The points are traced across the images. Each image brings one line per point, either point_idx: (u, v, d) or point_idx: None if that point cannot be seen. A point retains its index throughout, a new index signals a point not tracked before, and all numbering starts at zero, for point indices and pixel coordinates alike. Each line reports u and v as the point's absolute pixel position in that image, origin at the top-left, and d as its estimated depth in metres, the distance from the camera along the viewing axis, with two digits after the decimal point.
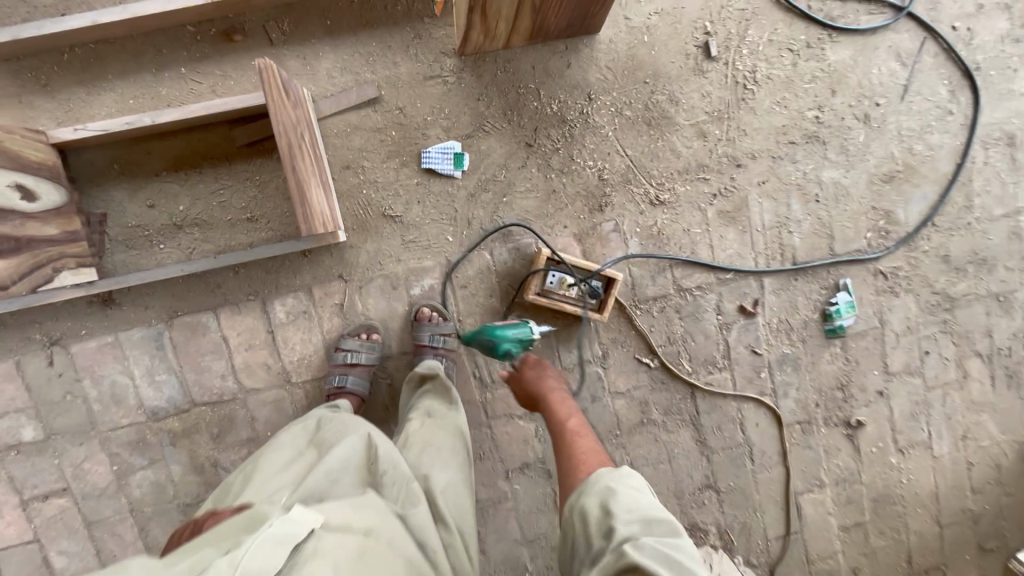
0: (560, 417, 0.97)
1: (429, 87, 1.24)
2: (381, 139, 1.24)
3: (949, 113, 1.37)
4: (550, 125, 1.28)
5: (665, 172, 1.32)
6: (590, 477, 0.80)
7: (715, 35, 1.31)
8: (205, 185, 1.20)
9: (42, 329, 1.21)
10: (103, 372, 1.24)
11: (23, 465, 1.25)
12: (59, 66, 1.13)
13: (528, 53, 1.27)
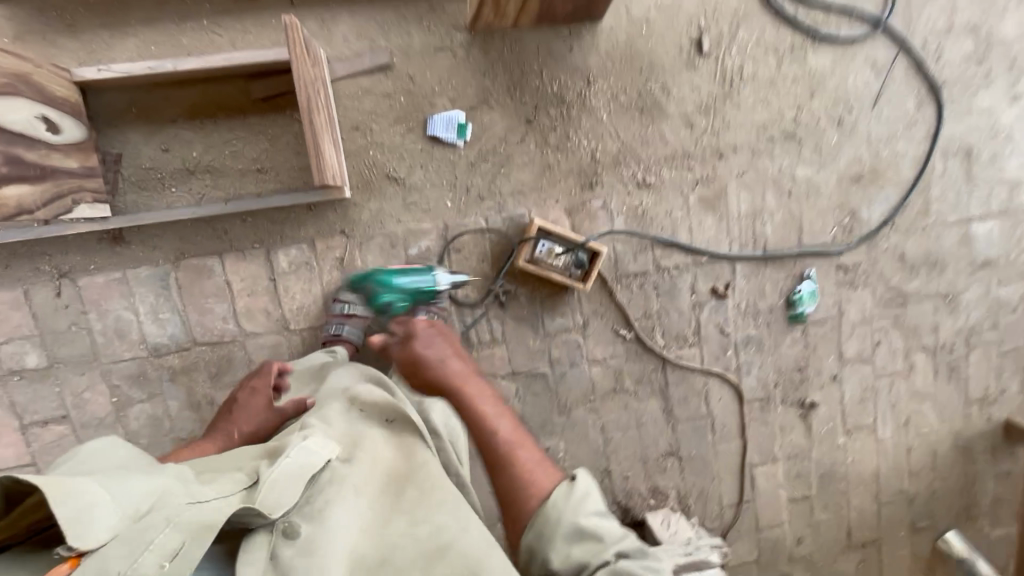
0: (489, 420, 0.95)
1: (438, 58, 1.32)
2: (390, 104, 1.31)
3: (914, 123, 1.49)
4: (550, 105, 1.37)
5: (653, 157, 1.42)
6: (550, 509, 0.79)
7: (708, 31, 1.40)
8: (219, 134, 1.26)
9: (51, 262, 1.27)
10: (108, 306, 1.30)
11: (24, 391, 1.30)
12: (84, 8, 1.18)
13: (534, 34, 1.35)
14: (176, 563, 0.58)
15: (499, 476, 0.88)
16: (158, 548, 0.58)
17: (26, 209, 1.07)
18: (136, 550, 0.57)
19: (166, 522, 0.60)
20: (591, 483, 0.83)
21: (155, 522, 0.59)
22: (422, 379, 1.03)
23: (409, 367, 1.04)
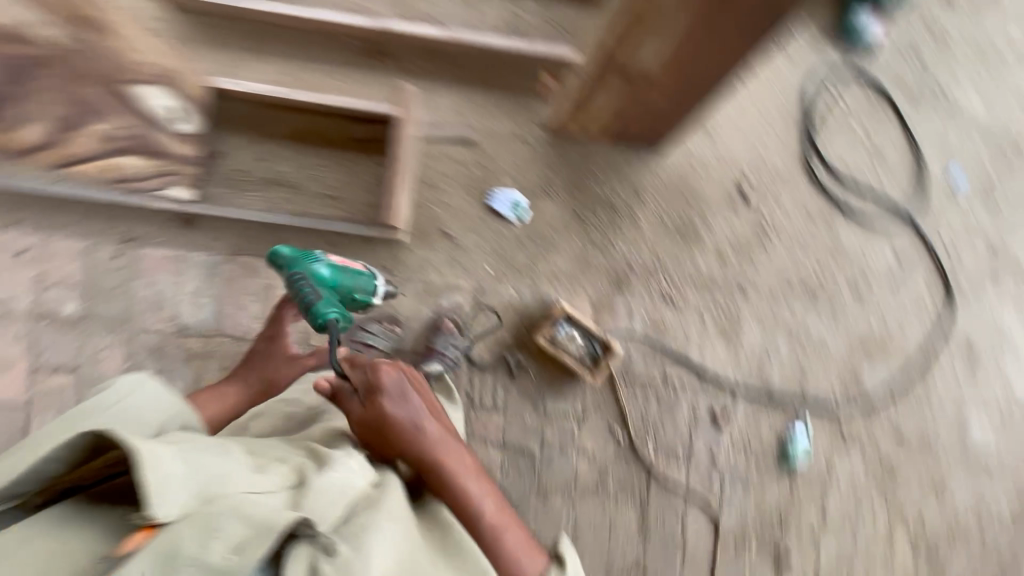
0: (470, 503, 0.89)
1: (515, 145, 1.48)
2: (463, 172, 1.46)
3: (925, 310, 1.60)
4: (601, 209, 1.51)
5: (682, 277, 1.54)
6: None
7: (752, 183, 1.56)
8: (308, 158, 1.40)
9: (123, 226, 1.37)
10: (157, 279, 1.38)
11: (50, 334, 1.36)
12: (236, 32, 1.38)
13: (602, 148, 1.51)
14: (236, 558, 0.61)
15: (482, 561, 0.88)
16: (224, 538, 0.62)
17: (129, 177, 1.29)
18: (207, 533, 0.62)
19: (232, 513, 0.64)
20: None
21: (221, 511, 0.64)
22: (393, 449, 0.89)
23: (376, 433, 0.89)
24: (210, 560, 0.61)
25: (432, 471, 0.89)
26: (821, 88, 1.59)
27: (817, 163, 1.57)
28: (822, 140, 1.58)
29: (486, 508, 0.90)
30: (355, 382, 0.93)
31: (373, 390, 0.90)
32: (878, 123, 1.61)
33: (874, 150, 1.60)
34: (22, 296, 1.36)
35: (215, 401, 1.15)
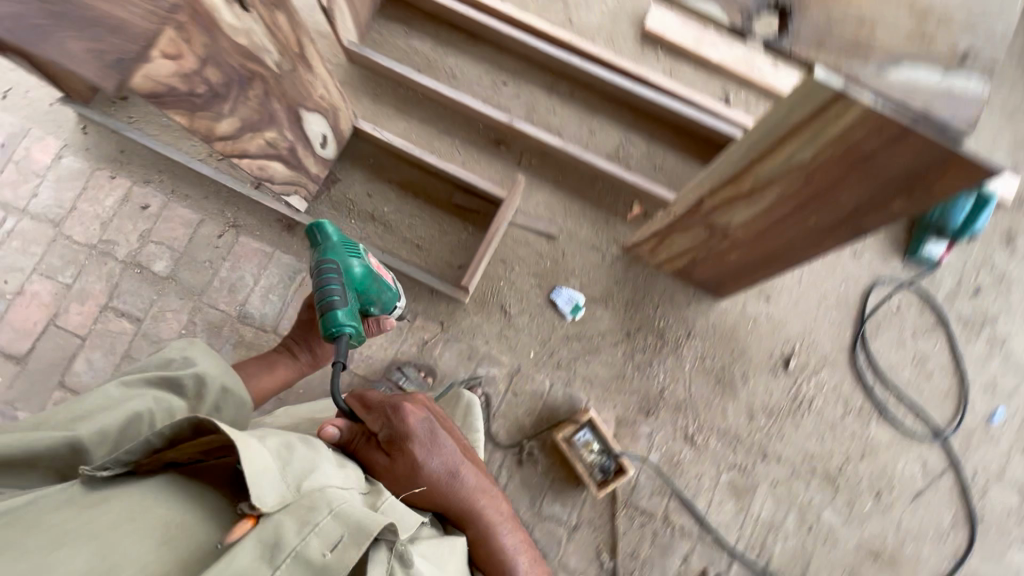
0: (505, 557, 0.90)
1: (590, 253, 1.59)
2: (537, 261, 1.57)
3: (944, 539, 1.53)
4: (650, 333, 1.57)
5: (708, 422, 1.56)
6: None
7: (797, 356, 1.59)
8: (409, 207, 1.56)
9: (233, 213, 1.53)
10: (242, 266, 1.51)
11: (133, 282, 1.49)
12: (390, 91, 1.60)
13: (667, 279, 1.60)
14: (335, 553, 0.61)
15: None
16: (321, 533, 0.62)
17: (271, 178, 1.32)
18: (307, 525, 0.62)
19: (329, 509, 0.65)
20: None
21: (319, 506, 0.65)
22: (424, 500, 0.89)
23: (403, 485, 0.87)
24: (309, 553, 0.61)
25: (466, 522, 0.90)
26: (876, 286, 1.61)
27: (861, 357, 1.59)
28: (869, 335, 1.60)
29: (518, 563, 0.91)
30: (376, 426, 0.89)
31: (397, 438, 0.87)
32: (926, 337, 1.61)
33: (919, 357, 1.60)
34: (125, 243, 1.50)
35: (253, 363, 1.17)
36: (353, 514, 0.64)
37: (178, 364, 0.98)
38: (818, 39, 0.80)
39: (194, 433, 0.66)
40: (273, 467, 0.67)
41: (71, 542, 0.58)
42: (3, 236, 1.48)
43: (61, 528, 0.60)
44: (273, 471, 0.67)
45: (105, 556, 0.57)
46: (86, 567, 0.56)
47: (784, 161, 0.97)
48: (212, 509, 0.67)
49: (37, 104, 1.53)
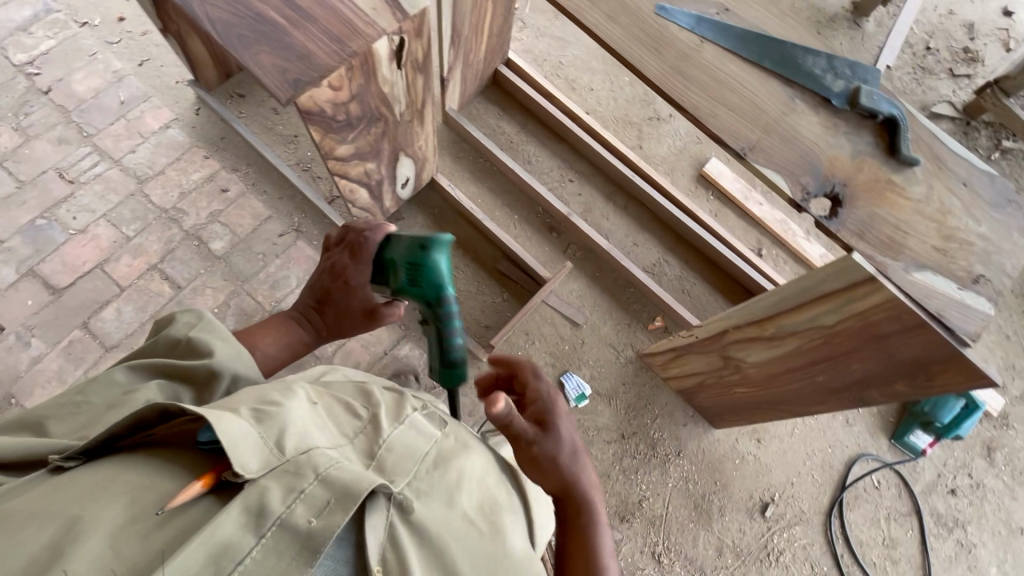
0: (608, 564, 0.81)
1: (607, 350, 1.67)
2: (556, 343, 1.66)
3: None
4: (643, 441, 1.62)
5: (678, 546, 1.55)
6: None
7: (775, 505, 1.61)
8: (456, 261, 1.68)
9: (300, 219, 1.65)
10: (290, 267, 1.60)
11: (187, 253, 1.57)
12: (472, 159, 1.78)
13: (671, 395, 1.67)
14: (321, 521, 0.59)
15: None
16: (308, 500, 0.61)
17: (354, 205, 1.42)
18: (292, 493, 0.61)
19: (315, 472, 0.64)
20: None
21: (305, 471, 0.64)
22: (546, 477, 0.82)
23: (542, 454, 0.80)
24: (295, 521, 0.59)
25: (577, 511, 0.83)
26: (861, 457, 1.68)
27: (834, 521, 1.62)
28: (845, 504, 1.64)
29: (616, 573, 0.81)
30: (527, 397, 0.85)
31: (547, 412, 0.83)
32: (899, 522, 1.65)
33: (887, 539, 1.63)
34: (193, 216, 1.60)
35: (271, 341, 1.07)
36: (340, 478, 0.64)
37: (183, 346, 0.86)
38: (859, 230, 0.95)
39: (160, 416, 0.68)
40: (250, 430, 0.66)
41: (38, 517, 0.56)
42: (88, 177, 1.58)
43: (24, 508, 0.58)
44: (249, 434, 0.65)
45: (73, 524, 0.55)
46: (55, 538, 0.54)
47: (805, 320, 1.10)
48: (177, 473, 0.64)
49: (166, 78, 1.70)
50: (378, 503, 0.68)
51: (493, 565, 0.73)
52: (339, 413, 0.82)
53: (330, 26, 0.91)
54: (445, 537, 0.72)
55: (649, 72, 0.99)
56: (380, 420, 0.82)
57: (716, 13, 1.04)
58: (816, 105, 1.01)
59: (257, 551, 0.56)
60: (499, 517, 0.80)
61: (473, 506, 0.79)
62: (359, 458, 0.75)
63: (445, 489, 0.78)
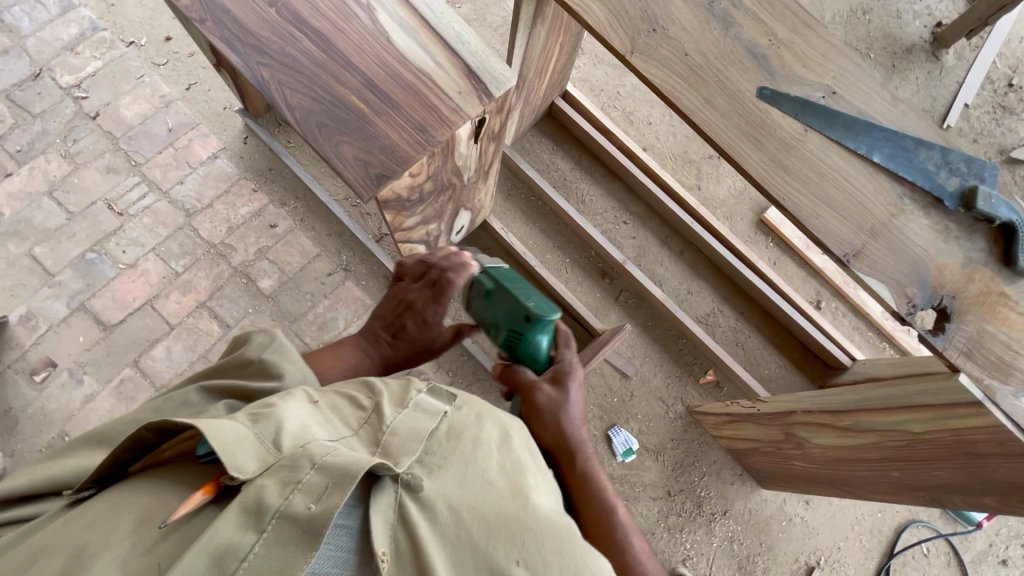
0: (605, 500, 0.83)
1: (656, 403, 1.64)
2: (604, 393, 1.62)
3: None
4: (689, 499, 1.59)
5: None
6: None
7: (821, 569, 1.58)
8: None
9: (348, 257, 1.61)
10: (338, 308, 1.56)
11: (235, 289, 1.54)
12: (524, 197, 1.71)
13: (719, 451, 1.64)
14: (322, 505, 0.52)
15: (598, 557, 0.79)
16: (306, 488, 0.54)
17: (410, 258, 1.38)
18: (289, 485, 0.54)
19: (311, 460, 0.57)
20: None
21: (301, 462, 0.56)
22: (541, 424, 0.90)
23: (546, 399, 0.92)
24: (295, 510, 0.52)
25: (573, 455, 0.87)
26: (912, 524, 1.64)
27: None
28: (893, 571, 1.60)
29: (620, 511, 0.83)
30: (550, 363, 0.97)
31: (561, 372, 0.95)
32: None
33: None
34: (242, 253, 1.57)
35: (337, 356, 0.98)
36: (337, 462, 0.56)
37: (254, 370, 0.74)
38: (966, 349, 0.89)
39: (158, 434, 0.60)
40: (247, 434, 0.59)
41: (48, 550, 0.53)
42: (137, 209, 1.55)
43: (34, 543, 0.54)
44: (246, 439, 0.58)
45: (79, 554, 0.51)
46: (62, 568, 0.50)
47: (888, 424, 1.05)
48: (186, 492, 0.59)
49: (214, 105, 1.66)
50: (387, 488, 0.61)
51: (522, 530, 0.61)
52: (344, 407, 0.72)
53: (413, 113, 0.86)
54: (459, 511, 0.62)
55: (748, 164, 0.92)
56: (383, 407, 0.72)
57: (822, 96, 0.96)
58: (926, 206, 0.94)
59: (259, 547, 0.50)
60: (525, 475, 0.69)
61: (494, 468, 0.68)
62: (362, 447, 0.66)
63: (458, 462, 0.67)
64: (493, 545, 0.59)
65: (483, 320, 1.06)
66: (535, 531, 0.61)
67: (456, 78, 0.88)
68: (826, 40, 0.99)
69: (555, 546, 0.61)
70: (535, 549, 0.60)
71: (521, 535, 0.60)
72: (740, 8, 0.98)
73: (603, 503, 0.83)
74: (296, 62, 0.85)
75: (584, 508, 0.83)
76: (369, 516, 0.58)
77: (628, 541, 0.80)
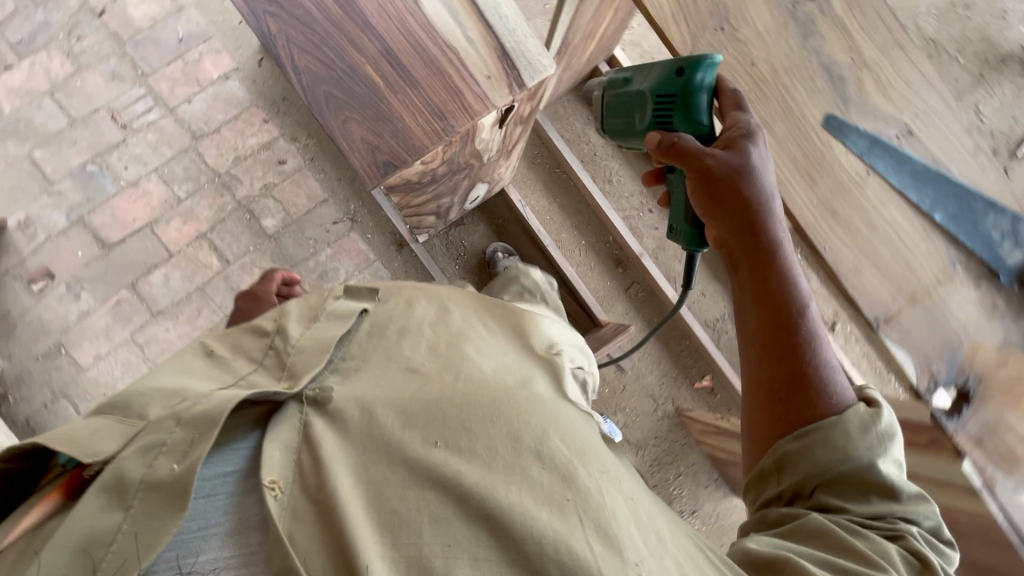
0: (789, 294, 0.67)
1: (646, 401, 1.62)
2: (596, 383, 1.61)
3: None
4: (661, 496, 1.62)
5: None
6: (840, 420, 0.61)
7: None
8: None
9: (356, 206, 1.54)
10: (340, 259, 1.52)
11: (238, 224, 1.49)
12: (548, 166, 1.60)
13: (699, 455, 1.64)
14: (187, 462, 0.47)
15: (766, 364, 0.67)
16: (171, 448, 0.49)
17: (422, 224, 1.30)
18: (152, 450, 0.49)
19: (174, 420, 0.50)
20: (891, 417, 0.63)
21: (166, 422, 0.51)
22: (718, 209, 0.71)
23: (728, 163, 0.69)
24: (160, 475, 0.47)
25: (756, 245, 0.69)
26: None
27: None
28: None
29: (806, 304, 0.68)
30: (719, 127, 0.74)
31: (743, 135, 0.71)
32: None
33: None
34: (247, 186, 1.50)
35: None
36: (203, 411, 0.51)
37: None
38: (978, 435, 0.85)
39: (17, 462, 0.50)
40: (106, 422, 0.52)
41: None
42: (141, 124, 1.47)
43: None
44: (106, 426, 0.52)
45: None
46: None
47: None
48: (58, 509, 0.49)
49: (229, 17, 1.52)
50: (288, 411, 0.57)
51: (445, 411, 0.58)
52: (248, 340, 0.69)
53: (434, 94, 0.76)
54: (377, 407, 0.58)
55: (795, 203, 0.83)
56: (288, 327, 0.69)
57: (896, 135, 0.84)
58: (979, 277, 0.85)
59: (127, 525, 0.45)
60: (455, 352, 0.69)
61: (421, 354, 0.68)
62: (260, 378, 0.61)
63: (380, 363, 0.66)
64: (408, 432, 0.56)
65: (625, 133, 0.90)
66: (460, 408, 0.58)
67: (488, 60, 0.77)
68: (918, 68, 0.86)
69: (485, 420, 0.57)
70: (459, 427, 0.57)
71: (442, 418, 0.57)
72: (826, 14, 0.84)
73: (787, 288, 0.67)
74: (309, 16, 0.75)
75: (761, 300, 0.68)
76: (263, 445, 0.53)
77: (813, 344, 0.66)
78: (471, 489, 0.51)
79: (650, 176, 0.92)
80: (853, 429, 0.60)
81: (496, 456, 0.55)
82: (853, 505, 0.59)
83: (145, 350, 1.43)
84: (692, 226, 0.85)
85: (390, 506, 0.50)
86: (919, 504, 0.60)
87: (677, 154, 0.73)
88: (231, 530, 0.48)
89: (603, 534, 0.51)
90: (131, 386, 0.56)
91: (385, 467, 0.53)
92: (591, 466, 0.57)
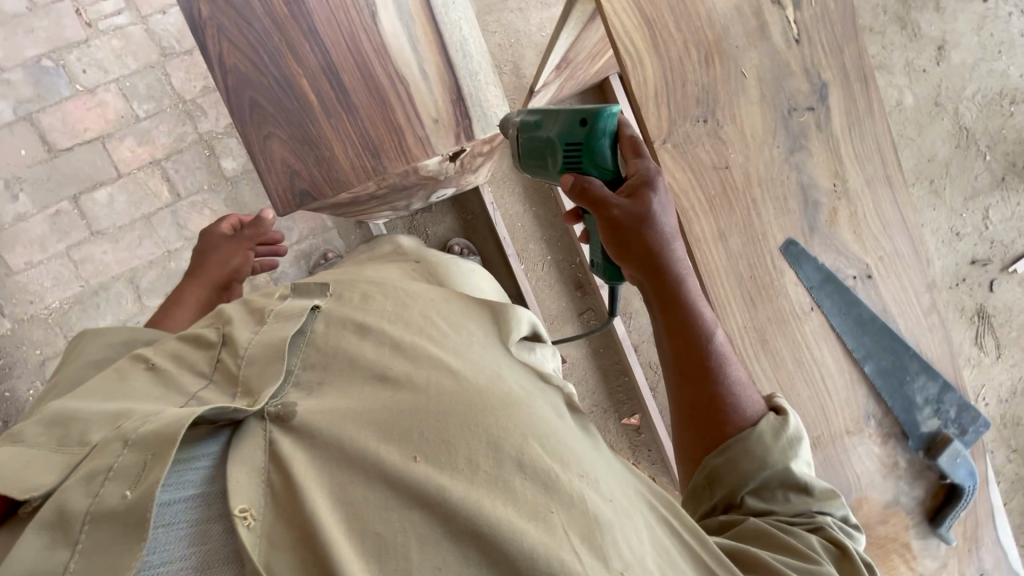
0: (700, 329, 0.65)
1: None
2: None
3: None
4: None
5: None
6: (754, 442, 0.62)
7: None
8: None
9: None
10: (296, 219, 1.46)
11: (195, 159, 1.42)
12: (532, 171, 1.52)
13: None
14: (142, 487, 0.40)
15: (684, 391, 0.66)
16: (119, 474, 0.41)
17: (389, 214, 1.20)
18: (96, 477, 0.41)
19: (120, 441, 0.43)
20: (800, 421, 0.66)
21: (112, 444, 0.43)
22: (629, 254, 0.65)
23: (631, 212, 0.63)
24: (109, 505, 0.39)
25: (666, 283, 0.64)
26: None
27: None
28: None
29: (718, 333, 0.66)
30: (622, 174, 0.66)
31: (643, 176, 0.64)
32: None
33: None
34: (212, 121, 1.42)
35: (190, 306, 0.91)
36: (155, 429, 0.43)
37: (57, 383, 0.62)
38: None
39: None
40: (38, 453, 0.44)
41: None
42: (108, 27, 1.35)
43: None
44: (39, 458, 0.43)
45: None
46: None
47: None
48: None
49: None
50: (249, 431, 0.47)
51: (417, 419, 0.49)
52: (195, 352, 0.58)
53: (371, 129, 0.71)
54: (346, 421, 0.49)
55: (728, 323, 0.79)
56: (235, 335, 0.58)
57: (853, 275, 0.80)
58: (889, 434, 0.83)
59: (78, 562, 0.37)
60: (425, 346, 0.56)
61: (392, 346, 0.56)
62: (210, 399, 0.50)
63: (343, 368, 0.55)
64: (384, 447, 0.47)
65: (535, 178, 0.77)
66: (431, 416, 0.49)
67: (439, 100, 0.73)
68: (898, 209, 0.80)
69: (461, 430, 0.48)
70: (434, 438, 0.48)
71: (411, 426, 0.48)
72: (821, 130, 0.78)
73: (697, 324, 0.65)
74: (246, 7, 0.66)
75: (675, 339, 0.65)
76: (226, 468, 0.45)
77: (723, 373, 0.65)
78: (459, 509, 0.44)
79: (568, 215, 0.81)
80: (767, 436, 0.63)
81: (476, 469, 0.47)
82: (778, 506, 0.62)
83: (79, 267, 1.38)
84: (608, 261, 0.79)
85: (373, 529, 0.43)
86: (832, 498, 0.63)
87: (588, 201, 0.65)
88: (197, 567, 0.40)
89: (587, 538, 0.46)
90: (70, 408, 0.47)
91: (363, 485, 0.45)
92: (569, 465, 0.50)
